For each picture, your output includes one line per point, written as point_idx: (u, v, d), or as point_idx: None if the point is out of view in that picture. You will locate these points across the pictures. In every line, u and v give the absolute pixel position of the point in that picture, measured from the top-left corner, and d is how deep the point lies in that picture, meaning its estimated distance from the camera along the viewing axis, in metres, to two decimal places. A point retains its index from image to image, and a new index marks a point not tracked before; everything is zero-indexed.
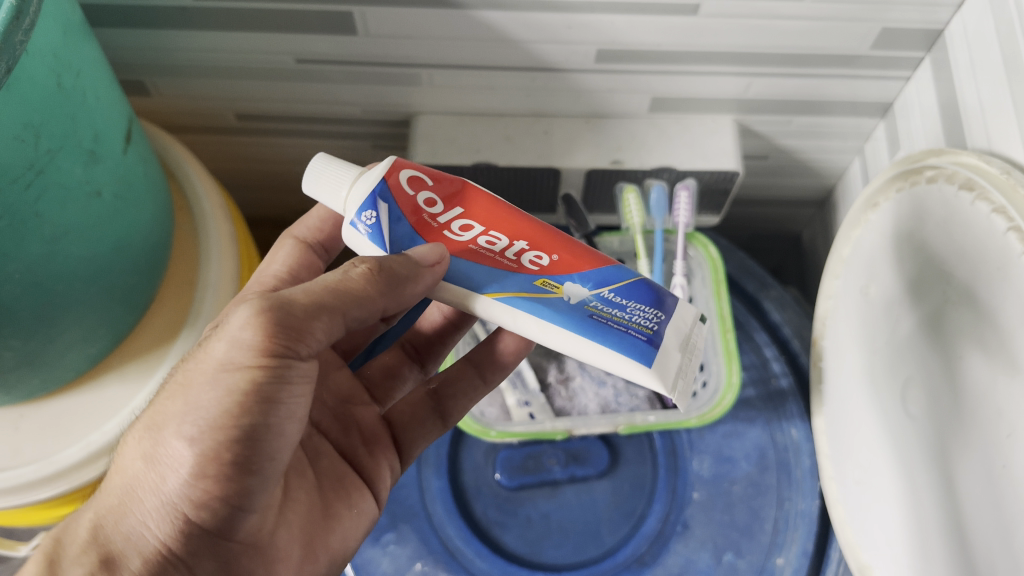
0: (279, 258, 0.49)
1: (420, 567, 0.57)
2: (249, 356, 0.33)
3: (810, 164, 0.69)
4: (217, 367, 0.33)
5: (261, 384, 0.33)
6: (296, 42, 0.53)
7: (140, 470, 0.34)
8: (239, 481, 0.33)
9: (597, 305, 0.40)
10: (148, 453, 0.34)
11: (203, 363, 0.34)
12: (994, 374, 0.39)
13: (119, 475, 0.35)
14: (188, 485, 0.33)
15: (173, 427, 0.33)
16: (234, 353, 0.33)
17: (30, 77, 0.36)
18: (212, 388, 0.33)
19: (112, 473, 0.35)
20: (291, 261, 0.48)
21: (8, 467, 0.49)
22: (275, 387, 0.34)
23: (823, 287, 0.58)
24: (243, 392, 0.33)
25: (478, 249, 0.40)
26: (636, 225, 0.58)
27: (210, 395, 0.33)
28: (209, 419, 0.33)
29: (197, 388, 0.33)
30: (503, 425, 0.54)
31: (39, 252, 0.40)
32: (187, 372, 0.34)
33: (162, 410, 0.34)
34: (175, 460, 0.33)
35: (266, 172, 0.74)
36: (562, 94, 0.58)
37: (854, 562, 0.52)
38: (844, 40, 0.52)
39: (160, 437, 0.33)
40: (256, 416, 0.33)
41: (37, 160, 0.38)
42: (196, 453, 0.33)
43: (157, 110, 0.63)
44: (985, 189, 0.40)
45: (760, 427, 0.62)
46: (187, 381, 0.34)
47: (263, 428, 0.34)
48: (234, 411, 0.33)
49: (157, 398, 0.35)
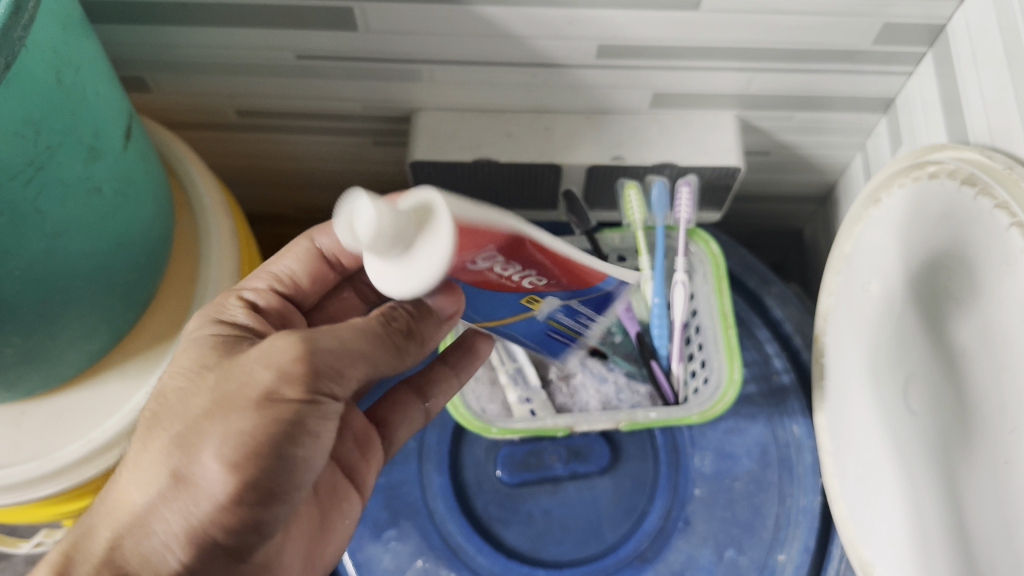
0: (288, 259, 0.44)
1: (422, 564, 0.57)
2: (294, 391, 0.34)
3: (811, 159, 0.69)
4: (259, 397, 0.34)
5: (302, 418, 0.34)
6: (296, 38, 0.53)
7: (165, 489, 0.34)
8: (266, 510, 0.34)
9: (559, 318, 0.46)
10: (176, 471, 0.34)
11: (244, 388, 0.34)
12: (996, 370, 0.39)
13: (135, 491, 0.34)
14: (221, 511, 0.34)
15: (212, 453, 0.33)
16: (278, 386, 0.34)
17: (30, 72, 0.36)
18: (255, 418, 0.33)
19: (120, 479, 0.35)
20: (302, 266, 0.44)
21: (9, 464, 0.49)
22: (313, 422, 0.35)
23: (824, 283, 0.58)
24: (286, 424, 0.34)
25: (490, 274, 0.35)
26: (637, 221, 0.58)
27: (253, 424, 0.33)
28: (250, 451, 0.33)
29: (237, 413, 0.34)
30: (505, 423, 0.54)
31: (39, 249, 0.40)
32: (222, 392, 0.34)
33: (193, 429, 0.34)
34: (212, 485, 0.33)
35: (266, 168, 0.74)
36: (563, 90, 0.58)
37: (855, 558, 0.52)
38: (846, 35, 0.52)
39: (194, 459, 0.34)
40: (292, 449, 0.34)
41: (37, 156, 0.38)
42: (235, 482, 0.33)
43: (157, 106, 0.63)
44: (988, 184, 0.40)
45: (761, 424, 0.62)
46: (225, 404, 0.34)
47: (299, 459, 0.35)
48: (275, 442, 0.34)
49: (176, 408, 0.35)
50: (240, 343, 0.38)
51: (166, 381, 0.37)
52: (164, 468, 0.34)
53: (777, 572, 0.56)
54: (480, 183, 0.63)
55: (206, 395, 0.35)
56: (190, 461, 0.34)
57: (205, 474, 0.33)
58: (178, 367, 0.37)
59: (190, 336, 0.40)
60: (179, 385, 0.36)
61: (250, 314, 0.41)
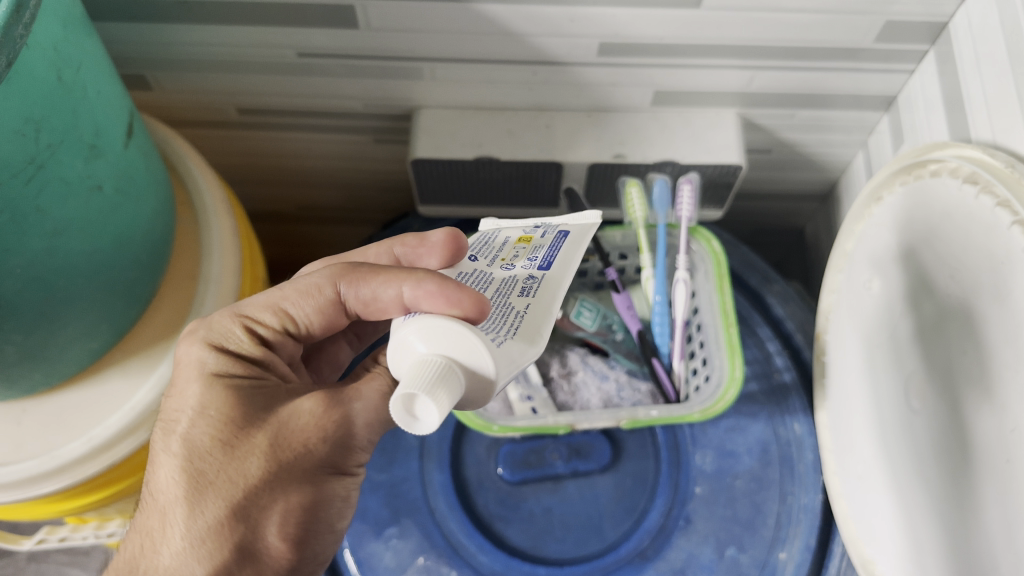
0: (306, 306, 0.39)
1: (423, 562, 0.57)
2: (345, 464, 0.36)
3: (813, 157, 0.68)
4: (315, 468, 0.35)
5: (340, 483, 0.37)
6: (298, 36, 0.53)
7: (231, 560, 0.34)
8: (306, 574, 0.37)
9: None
10: (237, 545, 0.34)
11: (302, 458, 0.35)
12: (996, 368, 0.39)
13: (196, 562, 0.33)
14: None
15: (276, 527, 0.34)
16: (331, 455, 0.36)
17: (30, 70, 0.36)
18: (312, 491, 0.35)
19: (159, 553, 0.34)
20: (319, 316, 0.39)
21: (10, 462, 0.49)
22: (350, 492, 0.38)
23: (826, 281, 0.58)
24: (332, 495, 0.36)
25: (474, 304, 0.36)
26: (638, 219, 0.58)
27: (310, 496, 0.35)
28: (312, 523, 0.35)
29: (302, 487, 0.35)
30: (505, 420, 0.54)
31: (40, 247, 0.40)
32: (280, 461, 0.35)
33: (260, 499, 0.34)
34: (274, 557, 0.35)
35: (267, 165, 0.74)
36: (564, 87, 0.58)
37: (856, 556, 0.52)
38: (848, 33, 0.52)
39: (259, 532, 0.34)
40: (336, 516, 0.37)
41: (38, 154, 0.38)
42: (292, 553, 0.35)
43: (158, 103, 0.63)
44: (989, 183, 0.40)
45: (763, 422, 0.62)
46: (286, 476, 0.35)
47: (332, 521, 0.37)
48: (322, 509, 0.36)
49: (224, 475, 0.34)
50: (266, 390, 0.37)
51: (185, 433, 0.35)
52: (224, 543, 0.34)
53: (778, 570, 0.56)
54: (481, 181, 0.63)
55: (260, 462, 0.34)
56: (261, 532, 0.34)
57: (273, 543, 0.35)
58: (201, 419, 0.35)
59: (188, 374, 0.37)
60: (212, 444, 0.35)
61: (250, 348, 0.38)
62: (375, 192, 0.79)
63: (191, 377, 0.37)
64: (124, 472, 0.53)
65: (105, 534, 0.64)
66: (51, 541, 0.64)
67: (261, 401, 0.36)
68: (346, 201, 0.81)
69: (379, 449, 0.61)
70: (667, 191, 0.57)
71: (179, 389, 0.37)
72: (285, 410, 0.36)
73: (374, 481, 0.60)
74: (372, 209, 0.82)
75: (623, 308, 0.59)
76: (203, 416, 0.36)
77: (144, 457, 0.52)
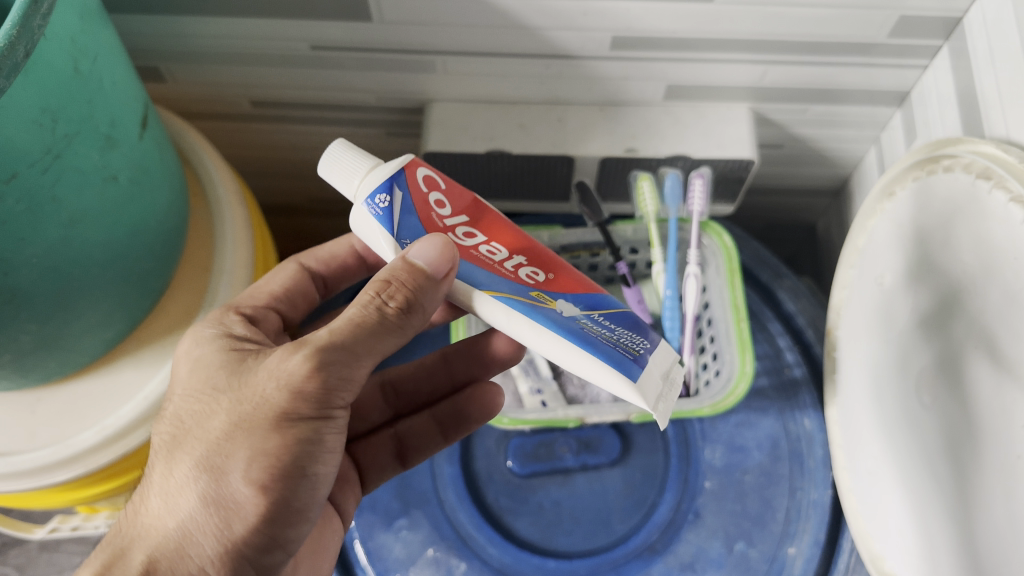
0: (281, 278, 0.47)
1: (432, 554, 0.58)
2: (311, 406, 0.34)
3: (825, 153, 0.68)
4: (278, 412, 0.34)
5: (315, 429, 0.35)
6: (310, 29, 0.53)
7: (199, 512, 0.34)
8: (290, 523, 0.35)
9: (587, 322, 0.40)
10: (205, 494, 0.34)
11: (261, 406, 0.34)
12: (1008, 364, 0.39)
13: (168, 517, 0.34)
14: (252, 527, 0.34)
15: (239, 472, 0.34)
16: (294, 400, 0.34)
17: (48, 61, 0.36)
18: (278, 435, 0.34)
19: (144, 509, 0.35)
20: (292, 281, 0.48)
21: (25, 450, 0.50)
22: (329, 436, 0.35)
23: (838, 276, 0.57)
24: (304, 440, 0.34)
25: (478, 253, 0.40)
26: (649, 212, 0.58)
27: (276, 439, 0.34)
28: (277, 467, 0.34)
29: (259, 431, 0.34)
30: (515, 413, 0.54)
31: (56, 237, 0.40)
32: (241, 412, 0.34)
33: (219, 450, 0.34)
34: (242, 504, 0.34)
35: (281, 158, 0.74)
36: (576, 81, 0.58)
37: (865, 551, 0.52)
38: (862, 28, 0.51)
39: (223, 480, 0.34)
40: (309, 460, 0.35)
41: (54, 144, 0.38)
42: (265, 500, 0.34)
43: (173, 96, 0.64)
44: (1002, 177, 0.40)
45: (773, 417, 0.62)
46: (246, 423, 0.34)
47: (316, 470, 0.35)
48: (295, 456, 0.34)
49: (195, 433, 0.35)
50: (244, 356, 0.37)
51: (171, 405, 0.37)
52: (193, 493, 0.34)
53: (787, 565, 0.57)
54: (494, 174, 0.63)
55: (224, 416, 0.34)
56: (221, 481, 0.34)
57: (237, 492, 0.34)
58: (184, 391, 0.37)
59: (182, 359, 0.39)
60: (192, 406, 0.36)
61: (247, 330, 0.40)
62: None
63: (185, 359, 0.39)
64: (137, 461, 0.53)
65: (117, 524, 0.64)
66: (64, 530, 0.64)
67: (236, 364, 0.37)
68: None
69: None
70: (679, 183, 0.58)
71: (177, 364, 0.39)
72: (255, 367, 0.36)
73: None
74: None
75: (632, 301, 0.60)
76: (189, 386, 0.37)
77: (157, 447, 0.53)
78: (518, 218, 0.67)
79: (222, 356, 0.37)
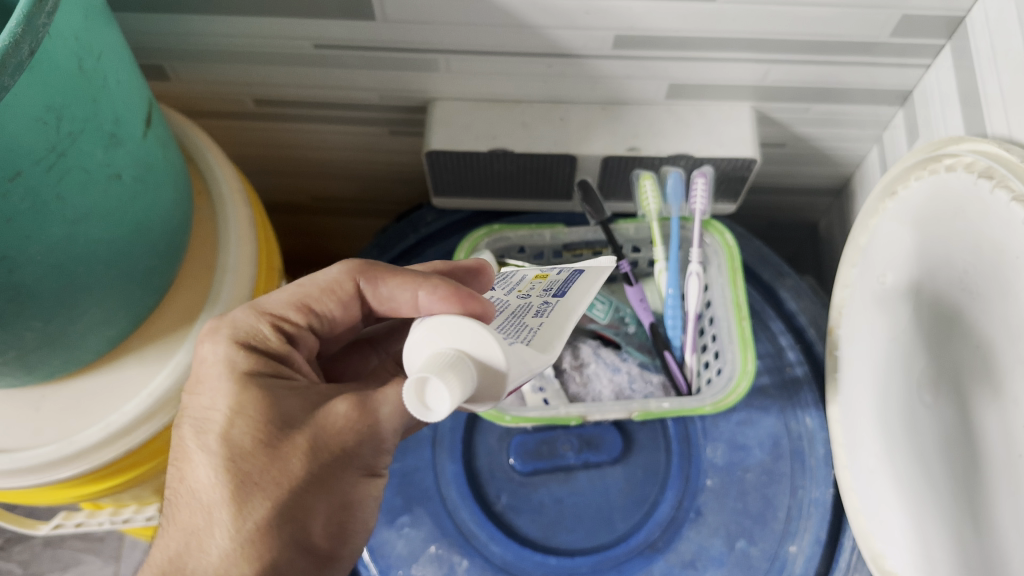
0: (327, 301, 0.41)
1: (435, 550, 0.58)
2: (373, 462, 0.37)
3: (827, 152, 0.68)
4: (352, 464, 0.36)
5: (371, 481, 0.37)
6: (314, 28, 0.54)
7: (278, 553, 0.34)
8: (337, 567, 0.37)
9: None
10: (287, 545, 0.34)
11: (342, 457, 0.35)
12: (1009, 364, 0.39)
13: (243, 558, 0.33)
14: (319, 570, 0.35)
15: (319, 521, 0.35)
16: (365, 454, 0.36)
17: (52, 59, 0.37)
18: (350, 485, 0.36)
19: (206, 547, 0.34)
20: (339, 309, 0.42)
21: (30, 447, 0.50)
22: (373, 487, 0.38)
23: (840, 275, 0.58)
24: (363, 493, 0.37)
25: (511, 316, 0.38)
26: (653, 212, 0.58)
27: (348, 492, 0.36)
28: (345, 516, 0.36)
29: (338, 484, 0.36)
30: (518, 411, 0.54)
31: (60, 235, 0.40)
32: (323, 459, 0.35)
33: (302, 496, 0.35)
34: (316, 555, 0.35)
35: (284, 156, 0.75)
36: (579, 80, 0.58)
37: (865, 549, 0.53)
38: (865, 28, 0.52)
39: (302, 524, 0.35)
40: (364, 509, 0.37)
41: (59, 143, 0.38)
42: (332, 545, 0.36)
43: (177, 94, 0.64)
44: (1004, 177, 0.40)
45: (774, 415, 0.62)
46: (326, 474, 0.35)
47: (365, 516, 0.38)
48: (351, 511, 0.36)
49: (269, 473, 0.34)
50: (302, 393, 0.37)
51: (226, 434, 0.35)
52: (271, 535, 0.34)
53: (788, 563, 0.57)
54: (495, 172, 0.63)
55: (306, 461, 0.35)
56: (302, 527, 0.35)
57: (314, 538, 0.35)
58: (242, 420, 0.35)
59: (217, 376, 0.37)
60: (256, 441, 0.35)
61: (277, 347, 0.39)
62: (391, 183, 0.79)
63: (222, 376, 0.37)
64: (142, 459, 0.53)
65: (122, 521, 0.64)
66: (67, 526, 0.63)
67: (298, 401, 0.36)
68: (361, 191, 0.82)
69: None
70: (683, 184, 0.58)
71: (208, 382, 0.37)
72: (321, 411, 0.36)
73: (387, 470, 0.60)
74: (386, 199, 0.83)
75: (636, 301, 0.60)
76: (246, 415, 0.35)
77: (161, 444, 0.53)
78: (520, 218, 0.67)
79: (279, 388, 0.37)
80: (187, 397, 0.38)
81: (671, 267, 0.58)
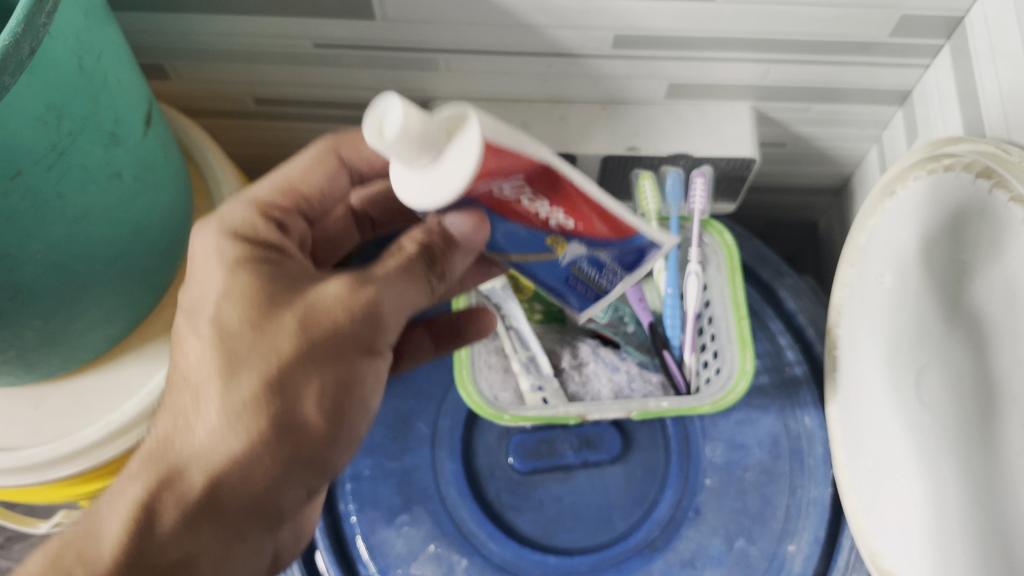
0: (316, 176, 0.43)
1: (434, 549, 0.58)
2: (369, 342, 0.37)
3: (826, 152, 0.68)
4: (343, 342, 0.36)
5: (366, 361, 0.38)
6: (314, 27, 0.54)
7: (262, 431, 0.36)
8: (337, 454, 0.38)
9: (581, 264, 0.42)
10: (274, 423, 0.36)
11: (331, 336, 0.36)
12: (1008, 363, 0.39)
13: (229, 439, 0.35)
14: (314, 453, 0.37)
15: (309, 399, 0.36)
16: (357, 328, 0.37)
17: (52, 58, 0.37)
18: (343, 364, 0.37)
19: (195, 428, 0.36)
20: (326, 180, 0.43)
21: (30, 445, 0.50)
22: (373, 372, 0.38)
23: (839, 274, 0.58)
24: (358, 376, 0.37)
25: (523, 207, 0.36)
26: (651, 211, 0.58)
27: (339, 374, 0.37)
28: (339, 384, 0.37)
29: (327, 364, 0.36)
30: (516, 410, 0.54)
31: (60, 233, 0.40)
32: (308, 336, 0.36)
33: (289, 373, 0.36)
34: (308, 435, 0.36)
35: (284, 155, 0.75)
36: (578, 80, 0.58)
37: (865, 548, 0.53)
38: (864, 28, 0.52)
39: (290, 403, 0.36)
40: (362, 387, 0.38)
41: (60, 141, 0.38)
42: (326, 425, 0.37)
43: (177, 93, 0.64)
44: (1003, 176, 0.40)
45: (773, 415, 0.62)
46: (314, 356, 0.36)
47: (366, 383, 0.38)
48: (347, 390, 0.37)
49: (256, 354, 0.36)
50: (293, 280, 0.38)
51: (215, 315, 0.37)
52: (256, 418, 0.35)
53: (787, 562, 0.57)
54: None
55: (292, 339, 0.36)
56: (289, 407, 0.36)
57: (305, 416, 0.36)
58: (231, 310, 0.37)
59: (210, 262, 0.39)
60: (243, 325, 0.36)
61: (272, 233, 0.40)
62: None
63: (214, 261, 0.39)
64: None
65: None
66: (66, 524, 0.63)
67: (285, 285, 0.38)
68: None
69: (391, 438, 0.62)
70: (682, 184, 0.58)
71: (201, 265, 0.39)
72: (309, 292, 0.37)
73: (387, 468, 0.61)
74: None
75: (636, 300, 0.61)
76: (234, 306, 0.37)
77: None
78: None
79: (270, 275, 0.38)
80: (186, 284, 0.40)
81: (671, 268, 0.59)
